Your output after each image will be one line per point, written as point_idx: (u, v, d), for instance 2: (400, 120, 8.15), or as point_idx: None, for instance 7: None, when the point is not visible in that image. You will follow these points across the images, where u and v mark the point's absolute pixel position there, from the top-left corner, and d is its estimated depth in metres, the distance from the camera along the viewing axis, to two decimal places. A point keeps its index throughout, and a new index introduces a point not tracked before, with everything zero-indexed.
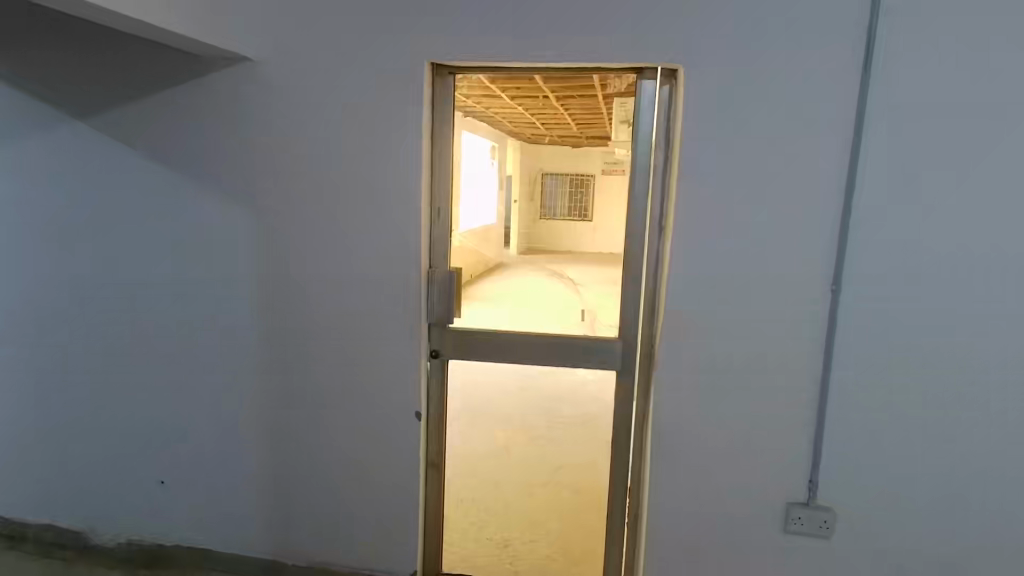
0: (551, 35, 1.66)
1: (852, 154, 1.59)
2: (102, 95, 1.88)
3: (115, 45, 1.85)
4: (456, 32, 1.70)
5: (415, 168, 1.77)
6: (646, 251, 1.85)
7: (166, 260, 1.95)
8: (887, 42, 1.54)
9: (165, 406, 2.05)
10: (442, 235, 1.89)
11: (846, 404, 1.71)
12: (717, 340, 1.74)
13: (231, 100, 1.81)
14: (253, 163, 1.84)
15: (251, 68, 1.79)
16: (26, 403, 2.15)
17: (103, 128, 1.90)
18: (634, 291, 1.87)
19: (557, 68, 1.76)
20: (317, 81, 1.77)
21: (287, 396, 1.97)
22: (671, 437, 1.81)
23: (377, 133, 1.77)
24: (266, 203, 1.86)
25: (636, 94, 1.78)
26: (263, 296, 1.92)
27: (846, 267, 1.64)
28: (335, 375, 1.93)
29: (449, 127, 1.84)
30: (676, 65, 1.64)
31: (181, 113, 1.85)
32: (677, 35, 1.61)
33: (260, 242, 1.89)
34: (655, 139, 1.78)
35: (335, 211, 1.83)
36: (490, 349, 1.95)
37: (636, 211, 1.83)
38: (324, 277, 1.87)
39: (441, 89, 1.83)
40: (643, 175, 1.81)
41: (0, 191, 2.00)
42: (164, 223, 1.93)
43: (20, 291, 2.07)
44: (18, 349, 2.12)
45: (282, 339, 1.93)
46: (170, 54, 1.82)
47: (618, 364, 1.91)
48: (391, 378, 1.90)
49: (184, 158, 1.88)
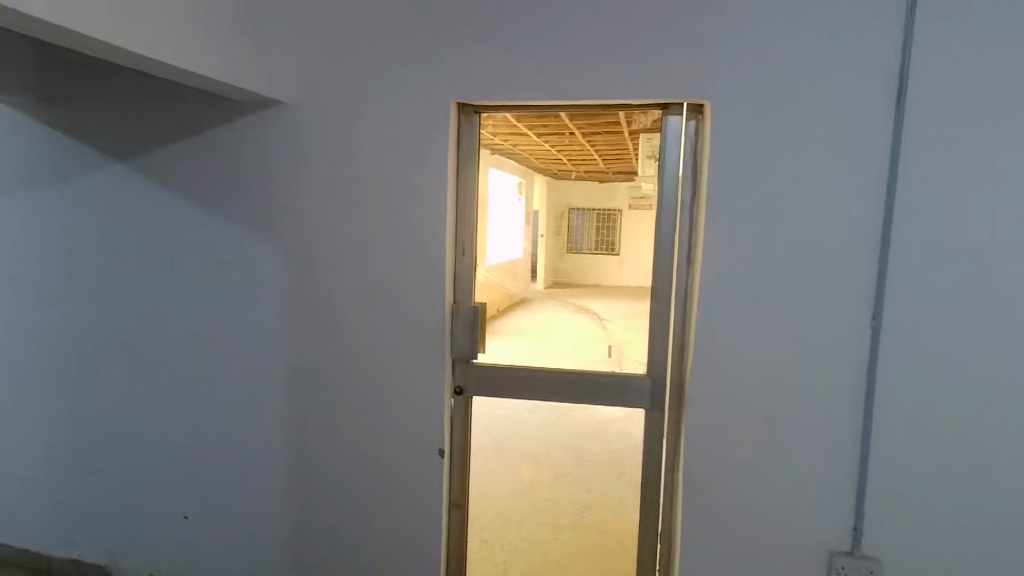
0: (575, 74, 1.69)
1: (887, 189, 1.57)
2: (142, 138, 1.96)
3: (155, 91, 1.93)
4: (483, 73, 1.74)
5: (440, 204, 1.79)
6: (673, 285, 1.82)
7: (196, 296, 1.98)
8: (917, 77, 1.52)
9: (191, 441, 2.06)
10: (467, 270, 1.90)
11: (887, 445, 1.64)
12: (750, 376, 1.69)
13: (265, 141, 1.87)
14: (284, 199, 1.89)
15: (285, 110, 1.85)
16: (56, 437, 2.18)
17: (139, 168, 1.97)
18: (661, 327, 1.83)
19: (582, 105, 1.77)
20: (348, 122, 1.82)
21: (312, 431, 1.96)
22: (704, 479, 1.75)
23: (406, 171, 1.80)
24: (297, 239, 1.89)
25: (662, 129, 1.77)
26: (290, 329, 1.94)
27: (884, 303, 1.60)
28: (359, 410, 1.92)
29: (475, 164, 1.87)
30: (703, 101, 1.65)
31: (215, 154, 1.91)
32: (701, 72, 1.62)
33: (288, 276, 1.91)
34: (681, 174, 1.77)
35: (362, 245, 1.86)
36: (514, 387, 1.92)
37: (663, 246, 1.81)
38: (351, 311, 1.89)
39: (467, 128, 1.86)
40: (670, 209, 1.79)
41: (40, 230, 2.07)
42: (195, 259, 1.97)
43: (53, 326, 2.12)
44: (49, 384, 2.16)
45: (307, 373, 1.94)
46: (207, 98, 1.89)
47: (645, 401, 1.86)
48: (415, 413, 1.89)
49: (217, 197, 1.93)
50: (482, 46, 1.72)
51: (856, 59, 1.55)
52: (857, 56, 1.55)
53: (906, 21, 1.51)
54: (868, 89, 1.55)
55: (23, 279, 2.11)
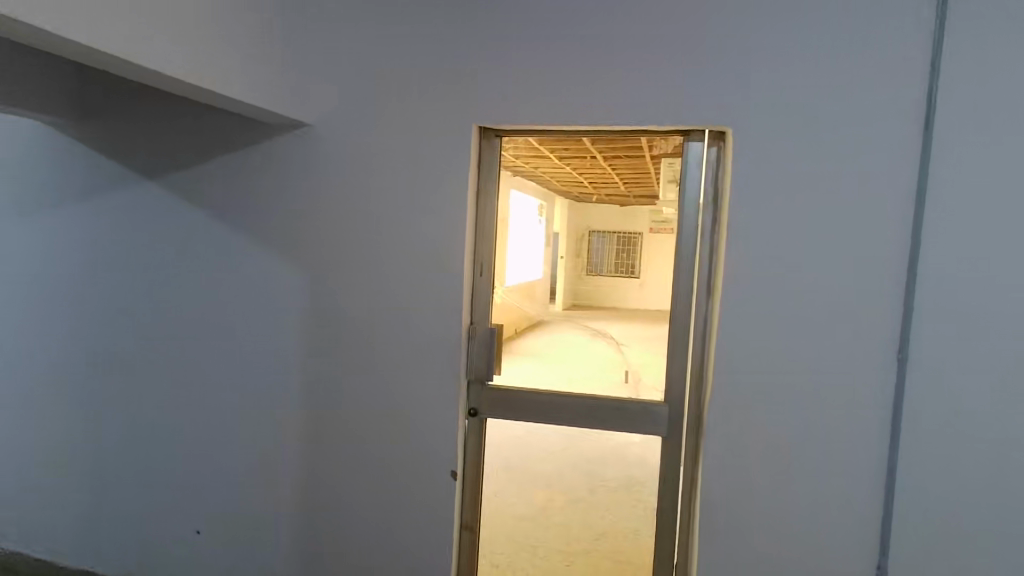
0: (597, 99, 1.70)
1: (914, 219, 1.54)
2: (173, 157, 2.02)
3: (186, 112, 1.99)
4: (506, 96, 1.76)
5: (460, 225, 1.81)
6: (692, 312, 1.80)
7: (217, 311, 2.02)
8: (945, 106, 1.51)
9: (206, 455, 2.07)
10: (485, 291, 1.90)
11: (914, 479, 1.59)
12: (771, 406, 1.65)
13: (291, 160, 1.91)
14: (308, 218, 1.92)
15: (311, 131, 1.90)
16: (74, 448, 2.21)
17: (168, 186, 2.02)
18: (680, 355, 1.81)
19: (604, 130, 1.79)
20: (372, 143, 1.85)
21: (326, 448, 1.96)
22: (722, 511, 1.70)
23: (427, 192, 1.83)
24: (318, 256, 1.92)
25: (683, 155, 1.76)
26: (309, 346, 1.95)
27: (911, 334, 1.56)
28: (375, 429, 1.92)
29: (495, 187, 1.88)
30: (726, 128, 1.64)
31: (242, 173, 1.95)
32: (724, 99, 1.62)
33: (309, 295, 1.94)
34: (702, 200, 1.76)
35: (382, 264, 1.87)
36: (530, 409, 1.91)
37: (683, 272, 1.79)
38: (370, 330, 1.90)
39: (489, 151, 1.88)
40: (690, 235, 1.77)
41: (70, 245, 2.13)
42: (218, 275, 2.00)
43: (77, 339, 2.16)
44: (71, 395, 2.20)
45: (323, 390, 1.95)
46: (236, 119, 1.94)
47: (663, 429, 1.83)
48: (430, 434, 1.88)
49: (242, 215, 1.97)
50: (506, 72, 1.75)
51: (881, 90, 1.54)
52: (881, 87, 1.54)
53: (932, 53, 1.50)
54: (893, 119, 1.54)
55: (50, 292, 2.17)
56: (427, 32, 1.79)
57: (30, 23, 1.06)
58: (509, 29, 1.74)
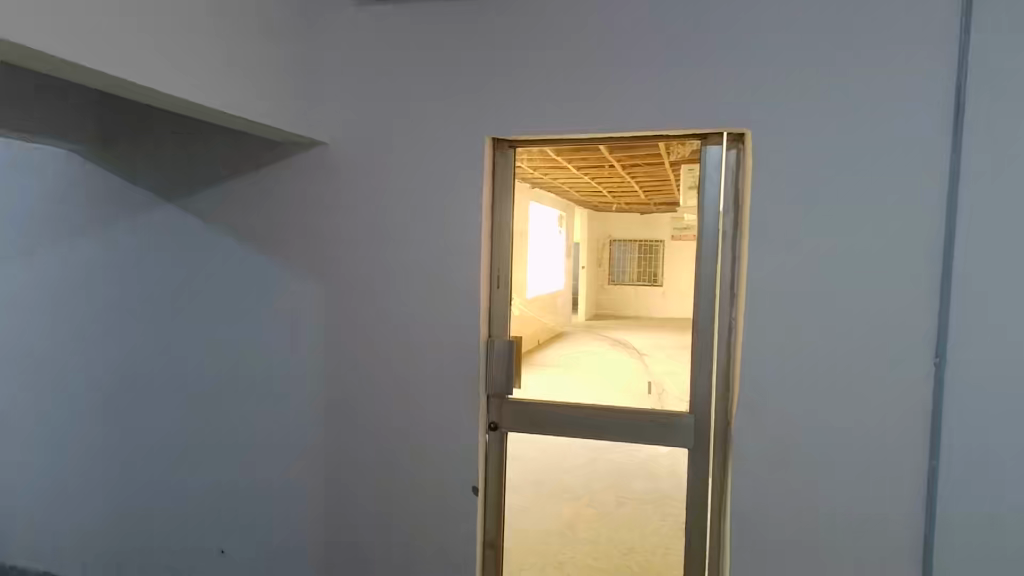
0: (611, 104, 1.68)
1: (946, 216, 1.48)
2: (193, 180, 2.04)
3: (205, 136, 2.02)
4: (519, 106, 1.75)
5: (476, 237, 1.80)
6: (716, 320, 1.74)
7: (239, 329, 2.03)
8: (976, 95, 1.44)
9: (230, 473, 2.08)
10: (502, 305, 1.89)
11: (958, 485, 1.50)
12: (801, 413, 1.59)
13: (307, 177, 1.93)
14: (325, 235, 1.93)
15: (326, 148, 1.91)
16: (99, 465, 2.25)
17: (187, 205, 2.06)
18: (703, 363, 1.75)
19: (620, 137, 1.76)
20: (386, 158, 1.86)
21: (345, 462, 1.96)
22: (753, 524, 1.64)
23: (443, 204, 1.82)
24: (336, 269, 1.92)
25: (701, 159, 1.72)
26: (327, 363, 1.95)
27: (949, 334, 1.49)
28: (394, 444, 1.91)
29: (510, 199, 1.87)
30: (745, 130, 1.60)
31: (260, 193, 1.97)
32: (741, 100, 1.58)
33: (326, 311, 1.94)
34: (722, 205, 1.72)
35: (398, 278, 1.87)
36: (552, 423, 1.88)
37: (704, 279, 1.74)
38: (388, 346, 1.90)
39: (504, 163, 1.87)
40: (711, 241, 1.73)
41: (97, 269, 2.17)
42: (237, 293, 2.02)
43: (103, 362, 2.19)
44: (98, 417, 2.22)
45: (343, 406, 1.95)
46: (253, 140, 1.96)
47: (689, 440, 1.77)
48: (451, 449, 1.86)
49: (261, 234, 1.98)
50: (517, 83, 1.75)
51: (904, 84, 1.49)
52: (905, 81, 1.49)
53: (960, 43, 1.45)
54: (920, 111, 1.48)
55: (76, 314, 2.21)
56: (438, 47, 1.80)
57: (34, 48, 1.07)
58: (520, 40, 1.73)
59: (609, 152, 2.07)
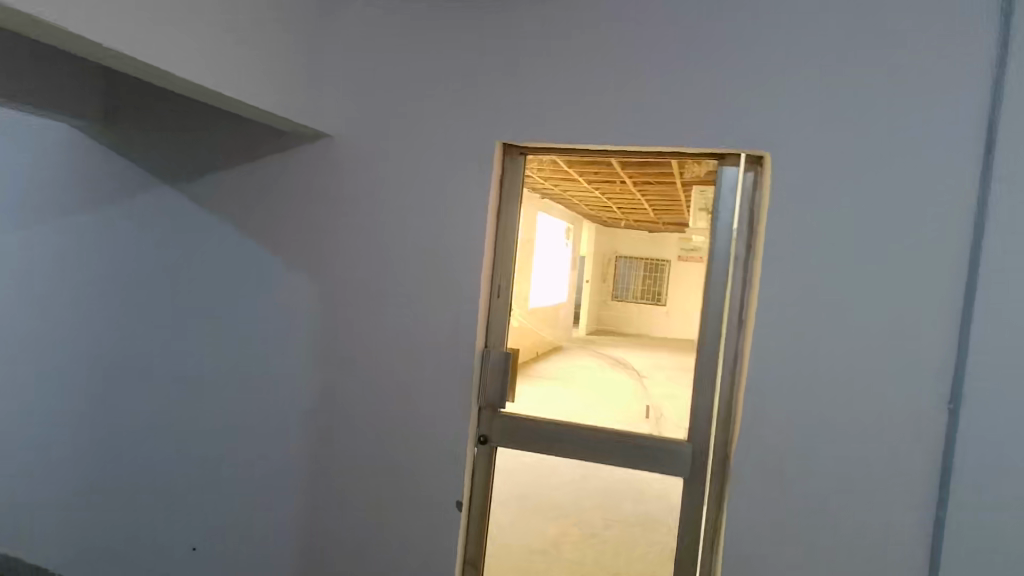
0: (627, 116, 1.63)
1: (969, 256, 1.41)
2: (196, 165, 2.00)
3: (211, 121, 1.97)
4: (532, 112, 1.70)
5: (479, 243, 1.75)
6: (721, 346, 1.68)
7: (228, 320, 1.98)
8: (1012, 129, 1.37)
9: (208, 468, 2.02)
10: (500, 315, 1.83)
11: (964, 539, 1.43)
12: (803, 450, 1.53)
13: (311, 169, 1.88)
14: (325, 230, 1.88)
15: (333, 141, 1.86)
16: (77, 450, 2.19)
17: (186, 190, 2.01)
18: (705, 389, 1.69)
19: (634, 151, 1.71)
20: (392, 155, 1.81)
21: (327, 465, 1.90)
22: (744, 562, 1.57)
23: (447, 207, 1.77)
24: (333, 266, 1.87)
25: (717, 180, 1.66)
26: (317, 361, 1.90)
27: (966, 378, 1.41)
28: (379, 451, 1.85)
29: (517, 207, 1.82)
30: (764, 152, 1.55)
31: (261, 183, 1.93)
32: (762, 122, 1.53)
33: (320, 308, 1.89)
34: (735, 229, 1.65)
35: (395, 280, 1.82)
36: (543, 441, 1.81)
37: (711, 303, 1.68)
38: (381, 349, 1.84)
39: (512, 169, 1.82)
40: (722, 264, 1.66)
41: (90, 249, 2.12)
42: (230, 282, 1.97)
43: (89, 345, 2.15)
44: (79, 401, 2.17)
45: (329, 407, 1.89)
46: (259, 128, 1.92)
47: (685, 469, 1.70)
48: (438, 460, 1.80)
49: (259, 225, 1.94)
50: (532, 88, 1.70)
51: (934, 114, 1.43)
52: (935, 111, 1.43)
53: (997, 73, 1.38)
54: (948, 144, 1.42)
55: (65, 294, 2.17)
56: (453, 46, 1.75)
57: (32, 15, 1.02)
58: (538, 45, 1.68)
59: (621, 169, 2.04)
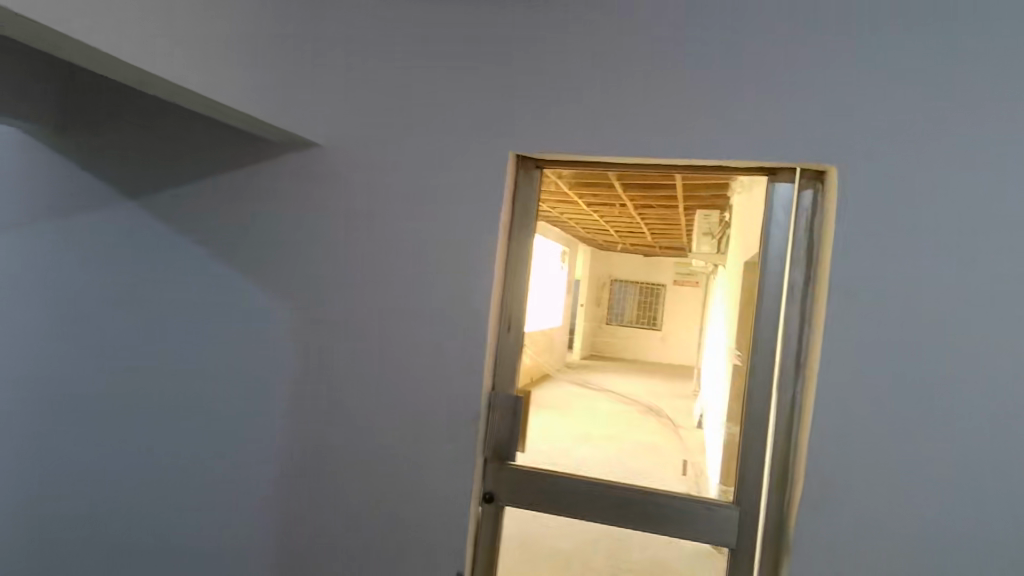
0: (660, 124, 1.42)
1: None
2: (163, 174, 1.76)
3: (182, 125, 1.74)
4: (550, 118, 1.49)
5: (488, 267, 1.51)
6: (773, 393, 1.44)
7: (196, 352, 1.73)
8: None
9: (173, 521, 1.77)
10: (511, 353, 1.59)
11: None
12: (870, 514, 1.30)
13: (293, 181, 1.65)
14: (311, 252, 1.63)
15: (319, 150, 1.63)
16: (20, 496, 1.92)
17: (152, 203, 1.77)
18: (753, 443, 1.45)
19: (668, 165, 1.49)
20: (388, 167, 1.59)
21: (308, 521, 1.64)
22: None
23: (452, 226, 1.54)
24: (318, 291, 1.63)
25: (768, 198, 1.44)
26: (298, 400, 1.65)
27: None
28: (370, 507, 1.59)
29: (531, 227, 1.59)
30: (828, 167, 1.34)
31: (236, 195, 1.69)
32: (819, 132, 1.33)
33: (302, 340, 1.65)
34: (790, 255, 1.43)
35: (389, 309, 1.58)
36: (559, 499, 1.55)
37: (761, 341, 1.45)
38: (372, 387, 1.59)
39: (527, 184, 1.59)
40: (772, 299, 1.44)
41: (39, 269, 1.87)
42: (203, 310, 1.73)
43: (36, 377, 1.88)
44: (23, 440, 1.91)
45: (312, 455, 1.64)
46: (236, 133, 1.69)
47: (729, 537, 1.45)
48: (439, 520, 1.55)
49: (233, 243, 1.70)
50: (550, 91, 1.48)
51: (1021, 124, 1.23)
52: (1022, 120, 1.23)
53: None
54: None
55: (7, 319, 1.90)
56: (460, 45, 1.54)
57: None
58: (557, 44, 1.47)
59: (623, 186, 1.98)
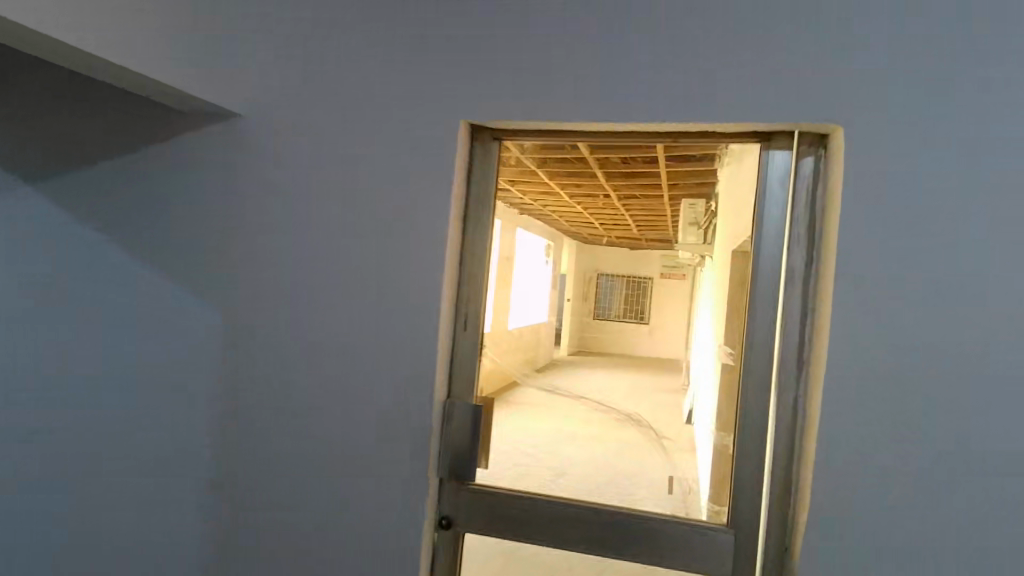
0: (634, 82, 1.20)
1: None
2: (65, 155, 1.52)
3: (85, 98, 1.51)
4: (506, 79, 1.27)
5: (437, 255, 1.30)
6: (773, 396, 1.24)
7: (110, 359, 1.50)
8: None
9: (88, 553, 1.54)
10: (468, 355, 1.37)
11: None
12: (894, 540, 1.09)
13: (214, 159, 1.42)
14: (238, 241, 1.41)
15: (243, 122, 1.40)
16: None
17: (56, 189, 1.53)
18: (749, 454, 1.25)
19: (645, 134, 1.28)
20: (321, 141, 1.36)
21: (238, 552, 1.41)
22: None
23: (395, 208, 1.32)
24: (245, 286, 1.41)
25: (761, 168, 1.24)
26: (224, 413, 1.42)
27: None
28: (308, 535, 1.37)
29: (490, 208, 1.37)
30: (832, 129, 1.13)
31: (150, 177, 1.46)
32: (820, 88, 1.12)
33: (229, 343, 1.42)
34: (788, 234, 1.23)
35: (326, 306, 1.36)
36: (527, 524, 1.34)
37: (756, 335, 1.25)
38: (307, 396, 1.37)
39: (484, 158, 1.37)
40: (769, 285, 1.24)
41: None
42: (117, 311, 1.50)
43: None
44: None
45: (242, 476, 1.41)
46: (148, 106, 1.46)
47: (723, 564, 1.25)
48: (387, 551, 1.33)
49: (149, 233, 1.47)
50: (505, 47, 1.26)
51: None
52: None
53: None
54: None
55: None
56: None
57: None
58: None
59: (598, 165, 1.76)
